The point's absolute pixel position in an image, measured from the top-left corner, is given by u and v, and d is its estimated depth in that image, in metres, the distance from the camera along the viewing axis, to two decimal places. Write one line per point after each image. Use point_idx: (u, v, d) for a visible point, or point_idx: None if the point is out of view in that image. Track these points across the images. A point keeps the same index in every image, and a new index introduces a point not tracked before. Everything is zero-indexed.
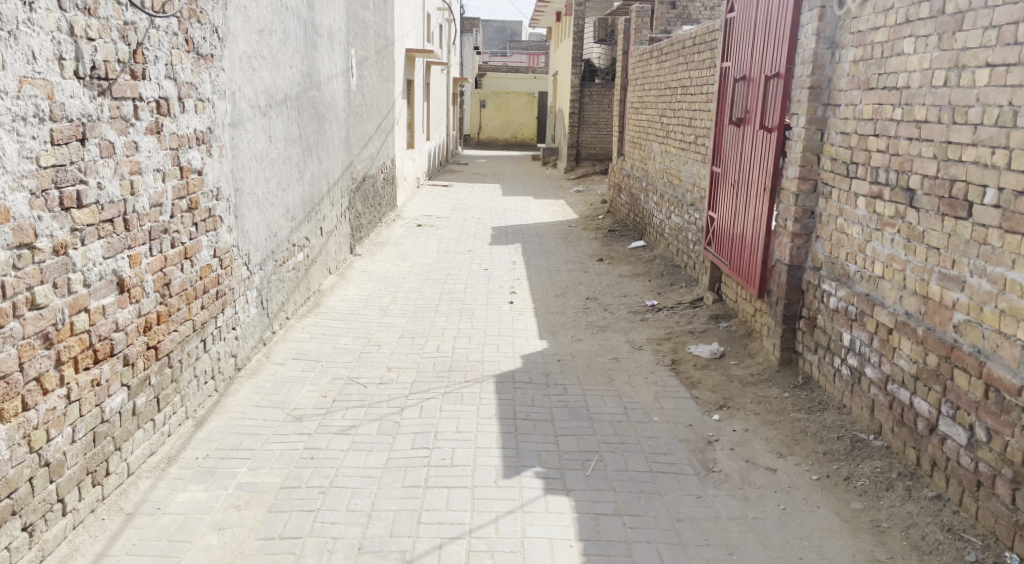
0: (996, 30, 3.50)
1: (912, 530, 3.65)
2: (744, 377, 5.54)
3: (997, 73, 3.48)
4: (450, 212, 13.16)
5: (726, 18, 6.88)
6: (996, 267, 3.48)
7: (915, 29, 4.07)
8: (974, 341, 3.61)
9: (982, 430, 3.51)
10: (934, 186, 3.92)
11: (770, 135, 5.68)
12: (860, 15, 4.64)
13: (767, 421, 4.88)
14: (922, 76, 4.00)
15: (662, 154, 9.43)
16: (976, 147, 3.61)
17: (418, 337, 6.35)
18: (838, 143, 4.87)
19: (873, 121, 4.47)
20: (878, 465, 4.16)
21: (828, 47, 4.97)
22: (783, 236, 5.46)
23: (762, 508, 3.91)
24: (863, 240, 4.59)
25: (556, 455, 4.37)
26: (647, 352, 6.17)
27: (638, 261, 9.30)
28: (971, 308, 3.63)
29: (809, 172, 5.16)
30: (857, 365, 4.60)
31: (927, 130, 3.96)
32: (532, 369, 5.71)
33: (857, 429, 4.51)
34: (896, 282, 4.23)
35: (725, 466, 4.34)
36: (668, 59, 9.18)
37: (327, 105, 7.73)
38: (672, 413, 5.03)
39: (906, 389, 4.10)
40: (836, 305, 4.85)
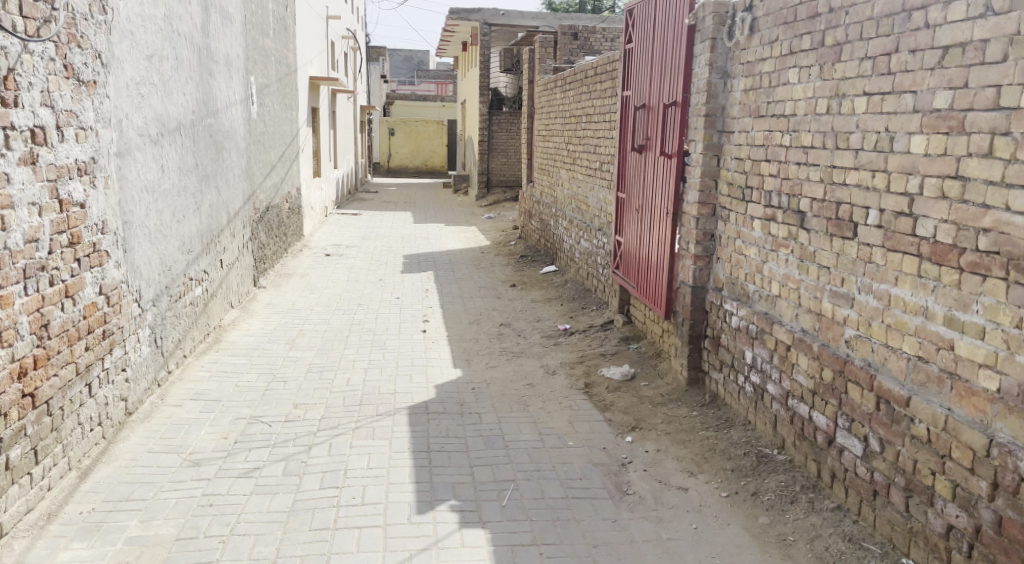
0: (870, 61, 3.70)
1: (817, 542, 3.75)
2: (654, 398, 5.63)
3: (873, 101, 3.68)
4: (360, 241, 12.97)
5: (626, 48, 7.05)
6: (881, 284, 3.65)
7: (798, 60, 4.29)
8: (864, 355, 3.78)
9: (876, 441, 3.66)
10: (822, 208, 4.11)
11: (669, 160, 5.86)
12: (749, 46, 4.85)
13: (678, 440, 4.96)
14: (807, 104, 4.21)
15: (569, 180, 9.58)
16: (858, 170, 3.80)
17: (326, 371, 6.19)
18: (734, 168, 5.06)
19: (764, 147, 4.66)
20: (783, 479, 4.28)
21: (720, 77, 5.18)
22: (686, 258, 5.59)
23: (675, 528, 3.96)
24: (760, 260, 4.77)
25: (471, 487, 4.31)
26: (560, 376, 6.20)
27: (550, 286, 9.38)
28: (861, 323, 3.80)
29: (708, 196, 5.33)
30: (759, 382, 4.75)
31: (814, 155, 4.16)
32: (446, 399, 5.64)
33: (762, 445, 4.65)
34: (792, 300, 4.40)
35: (639, 488, 4.38)
36: (572, 88, 9.35)
37: (224, 133, 7.51)
38: (586, 437, 5.05)
39: (805, 404, 4.25)
40: (738, 324, 5.01)
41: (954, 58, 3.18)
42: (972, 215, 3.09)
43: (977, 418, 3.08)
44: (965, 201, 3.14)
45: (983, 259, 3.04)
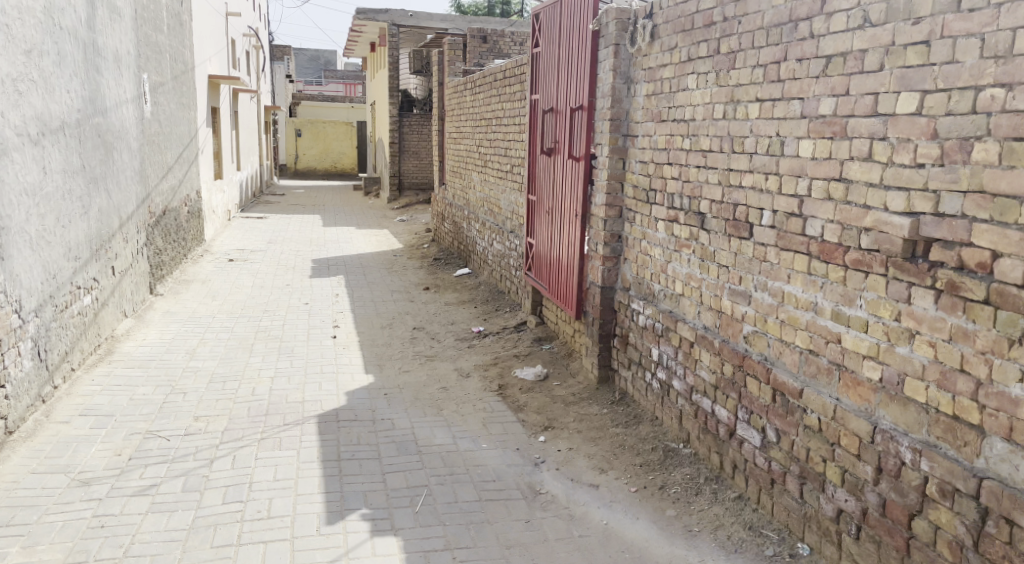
0: (762, 69, 3.86)
1: (720, 531, 3.89)
2: (566, 397, 5.72)
3: (765, 107, 3.85)
4: (266, 245, 12.65)
5: (533, 52, 7.13)
6: (775, 282, 3.83)
7: (696, 66, 4.45)
8: (761, 350, 3.95)
9: (773, 431, 3.83)
10: (720, 210, 4.27)
11: (577, 163, 5.96)
12: (650, 52, 4.99)
13: (589, 438, 5.06)
14: (705, 110, 4.36)
15: (481, 183, 9.62)
16: (752, 173, 3.97)
17: (230, 381, 6.02)
18: (638, 171, 5.20)
19: (666, 151, 4.81)
20: (688, 472, 4.43)
21: (624, 82, 5.31)
22: (595, 259, 5.70)
23: (587, 525, 4.04)
24: (664, 260, 4.91)
25: (382, 494, 4.28)
26: (474, 379, 6.22)
27: (463, 288, 9.40)
28: (758, 319, 3.96)
29: (615, 198, 5.45)
30: (665, 378, 4.90)
31: (712, 158, 4.32)
32: (357, 406, 5.57)
33: (669, 439, 4.79)
34: (694, 298, 4.56)
35: (552, 487, 4.44)
36: (482, 91, 9.40)
37: (114, 134, 7.20)
38: (500, 439, 5.08)
39: (707, 398, 4.41)
40: (645, 322, 5.15)
41: (837, 67, 3.34)
42: (855, 215, 3.26)
43: (862, 406, 3.27)
44: (848, 202, 3.31)
45: (865, 256, 3.21)
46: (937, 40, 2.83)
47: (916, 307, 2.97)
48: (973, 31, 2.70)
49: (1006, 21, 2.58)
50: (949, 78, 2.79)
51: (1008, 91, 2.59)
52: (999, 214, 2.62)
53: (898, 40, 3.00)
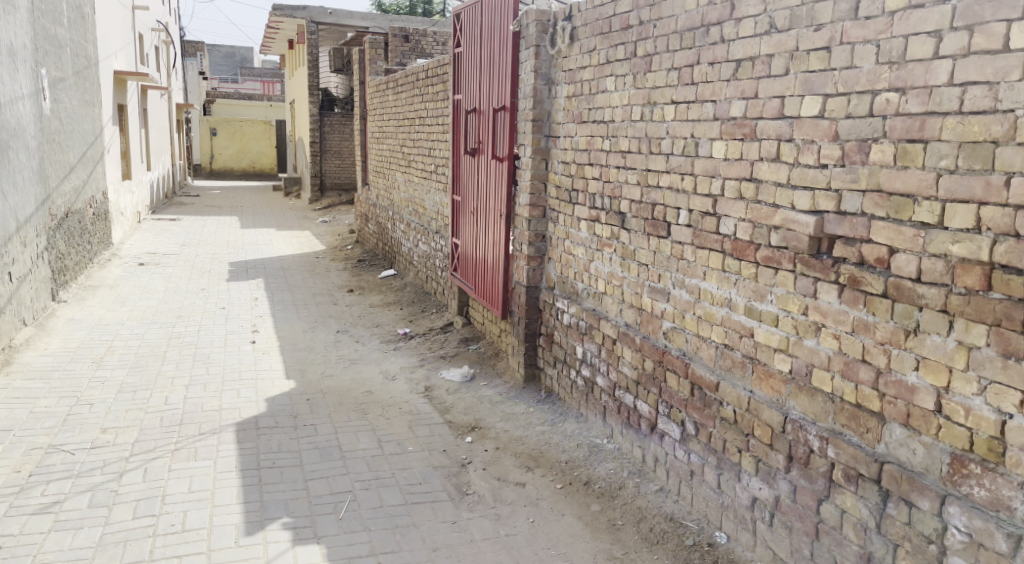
0: (677, 71, 3.97)
1: (642, 524, 3.98)
2: (493, 397, 5.75)
3: (680, 109, 3.95)
4: (179, 248, 12.26)
5: (455, 52, 7.13)
6: (692, 279, 3.93)
7: (614, 69, 4.53)
8: (679, 345, 4.06)
9: (692, 424, 3.94)
10: (639, 209, 4.36)
11: (500, 164, 5.99)
12: (570, 54, 5.06)
13: (515, 437, 5.09)
14: (623, 111, 4.45)
15: (405, 183, 9.56)
16: (669, 173, 4.07)
17: (141, 390, 5.82)
18: (560, 171, 5.27)
19: (587, 151, 4.89)
20: (612, 467, 4.51)
21: (545, 83, 5.36)
22: (520, 259, 5.75)
23: (513, 524, 4.07)
24: (587, 259, 4.99)
25: (304, 502, 4.21)
26: (399, 381, 6.18)
27: (388, 290, 9.32)
28: (676, 316, 4.07)
29: (538, 199, 5.50)
30: (590, 376, 4.98)
31: (631, 159, 4.41)
32: (277, 412, 5.47)
33: (593, 436, 4.87)
34: (616, 296, 4.65)
35: (478, 487, 4.45)
36: (404, 91, 9.35)
37: (10, 132, 6.86)
38: (425, 441, 5.07)
39: (630, 394, 4.50)
40: (569, 321, 5.22)
41: (747, 71, 3.46)
42: (765, 214, 3.38)
43: (774, 398, 3.40)
44: (759, 201, 3.43)
45: (776, 253, 3.34)
46: (837, 46, 2.96)
47: (822, 301, 3.10)
48: (870, 38, 2.82)
49: (899, 29, 2.70)
50: (848, 82, 2.91)
51: (901, 95, 2.70)
52: (894, 211, 2.76)
53: (801, 46, 3.13)
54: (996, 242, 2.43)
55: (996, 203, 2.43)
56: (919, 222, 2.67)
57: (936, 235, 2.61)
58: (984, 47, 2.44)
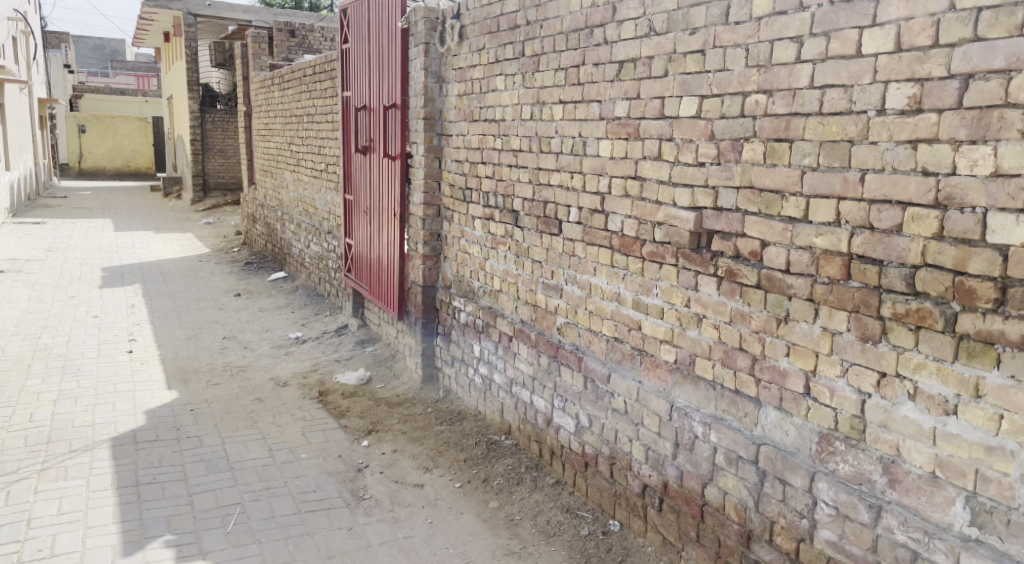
0: (564, 72, 4.05)
1: (539, 517, 4.05)
2: (390, 399, 5.70)
3: (568, 109, 4.03)
4: (45, 254, 11.52)
5: (342, 48, 7.01)
6: (583, 275, 4.03)
7: (504, 68, 4.58)
8: (572, 339, 4.14)
9: (585, 417, 4.03)
10: (532, 207, 4.42)
11: (392, 162, 5.94)
12: (459, 53, 5.08)
13: (413, 438, 5.07)
14: (513, 110, 4.50)
15: (294, 182, 9.34)
16: (560, 172, 4.14)
17: (3, 408, 5.44)
18: (454, 170, 5.28)
19: (479, 150, 4.92)
20: (510, 462, 4.57)
21: (436, 81, 5.35)
22: (415, 258, 5.71)
23: (411, 526, 4.05)
24: (482, 257, 5.02)
25: (188, 518, 4.06)
26: (291, 387, 6.03)
27: (278, 293, 9.08)
28: (569, 311, 4.15)
29: (433, 198, 5.49)
30: (487, 373, 5.02)
31: (522, 157, 4.46)
32: (158, 425, 5.24)
33: (491, 433, 4.92)
34: (511, 293, 4.70)
35: (375, 491, 4.41)
36: (291, 88, 9.12)
37: None
38: (319, 447, 4.97)
39: (526, 390, 4.57)
40: (466, 319, 5.24)
41: (629, 72, 3.57)
42: (649, 210, 3.50)
43: (662, 387, 3.53)
44: (643, 198, 3.55)
45: (659, 248, 3.46)
46: (710, 49, 3.09)
47: (703, 294, 3.24)
48: (739, 42, 2.96)
49: (765, 34, 2.85)
50: (721, 84, 3.05)
51: (768, 97, 2.85)
52: (765, 207, 2.91)
53: (679, 49, 3.26)
54: (853, 234, 2.60)
55: (853, 198, 2.59)
56: (787, 217, 2.83)
57: (803, 229, 2.77)
58: (840, 52, 2.60)
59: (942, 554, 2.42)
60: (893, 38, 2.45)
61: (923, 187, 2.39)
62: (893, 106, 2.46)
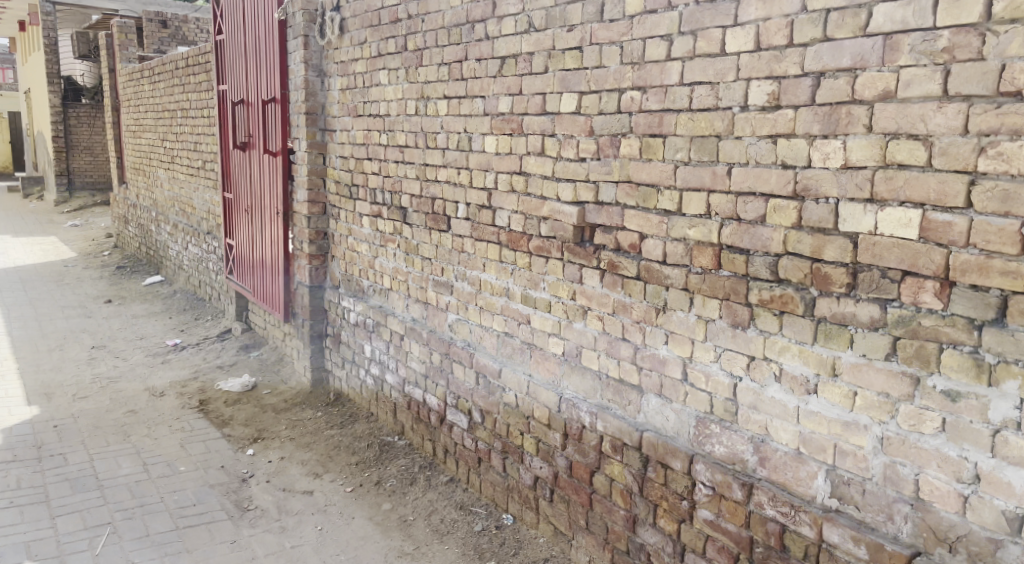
0: (447, 67, 4.03)
1: (433, 516, 4.03)
2: (277, 405, 5.54)
3: (452, 104, 4.02)
4: None
5: (217, 40, 6.74)
6: (472, 271, 4.03)
7: (386, 62, 4.52)
8: (464, 336, 4.14)
9: (478, 413, 4.04)
10: (419, 204, 4.39)
11: (274, 158, 5.76)
12: (340, 46, 4.97)
13: (302, 443, 4.94)
14: (398, 105, 4.45)
15: (169, 181, 8.92)
16: (446, 168, 4.13)
17: None
18: (339, 167, 5.17)
19: (364, 146, 4.84)
20: (403, 463, 4.53)
21: (317, 75, 5.22)
22: (300, 258, 5.56)
23: (299, 535, 3.95)
24: (371, 256, 4.95)
25: (51, 542, 3.82)
26: (169, 397, 5.76)
27: (155, 298, 8.65)
28: (459, 307, 4.15)
29: (317, 195, 5.36)
30: (378, 374, 4.95)
31: (408, 153, 4.42)
32: (18, 445, 4.89)
33: (384, 434, 4.86)
34: (402, 292, 4.65)
35: (261, 501, 4.27)
36: (163, 81, 8.70)
37: None
38: (200, 459, 4.77)
39: (419, 389, 4.54)
40: (356, 319, 5.15)
41: (511, 68, 3.59)
42: (535, 205, 3.54)
43: (551, 380, 3.58)
44: (528, 193, 3.58)
45: (545, 243, 3.50)
46: (587, 46, 3.15)
47: (587, 286, 3.31)
48: (614, 39, 3.03)
49: (638, 32, 2.93)
50: (599, 81, 3.12)
51: (642, 94, 2.94)
52: (643, 201, 3.00)
53: (558, 45, 3.30)
54: (723, 225, 2.71)
55: (722, 190, 2.70)
56: (663, 209, 2.92)
57: (677, 221, 2.87)
58: (706, 50, 2.70)
59: (807, 526, 2.56)
60: (753, 38, 2.56)
61: (783, 178, 2.51)
62: (754, 102, 2.57)
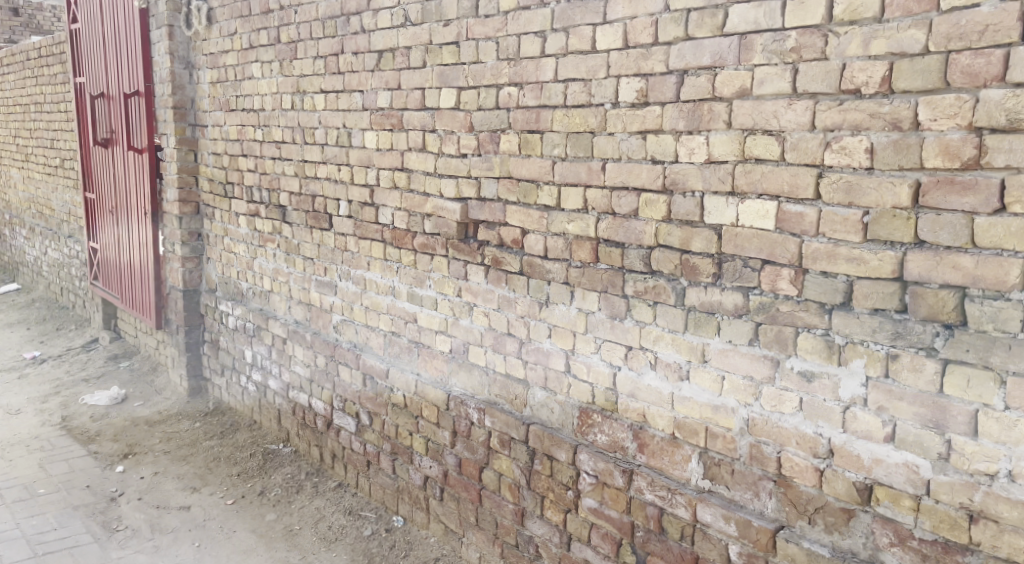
0: (322, 60, 3.92)
1: (320, 524, 3.92)
2: (151, 417, 5.25)
3: (330, 99, 3.90)
4: None
5: (71, 29, 6.30)
6: (357, 270, 3.93)
7: (259, 54, 4.34)
8: (350, 337, 4.04)
9: (365, 415, 3.96)
10: (299, 201, 4.24)
11: (139, 155, 5.44)
12: (209, 37, 4.75)
13: (178, 457, 4.70)
14: (273, 99, 4.29)
15: (23, 181, 8.29)
16: (326, 164, 4.01)
17: None
18: (211, 164, 4.94)
19: (238, 142, 4.64)
20: (288, 471, 4.38)
21: (184, 68, 4.96)
22: (172, 260, 5.28)
23: (175, 553, 3.75)
24: (250, 256, 4.75)
25: None
26: (27, 415, 5.36)
27: (11, 308, 8.03)
28: (344, 308, 4.04)
29: (189, 194, 5.10)
30: (261, 380, 4.77)
31: (285, 149, 4.27)
32: None
33: (268, 442, 4.69)
34: (283, 293, 4.49)
35: (131, 521, 4.03)
36: (14, 72, 8.07)
37: None
38: (63, 479, 4.45)
39: (304, 393, 4.40)
40: (235, 324, 4.94)
41: (388, 62, 3.52)
42: (418, 202, 3.49)
43: (438, 379, 3.54)
44: (411, 189, 3.52)
45: (430, 240, 3.46)
46: (464, 41, 3.13)
47: (473, 282, 3.29)
48: (490, 34, 3.02)
49: (513, 28, 2.93)
50: (477, 76, 3.10)
51: (519, 90, 2.94)
52: (523, 196, 3.00)
53: (434, 40, 3.26)
54: (600, 219, 2.75)
55: (598, 185, 2.73)
56: (543, 205, 2.94)
57: (557, 216, 2.89)
58: (578, 47, 2.73)
59: (682, 508, 2.63)
60: (621, 36, 2.60)
61: (653, 173, 2.57)
62: (624, 98, 2.62)
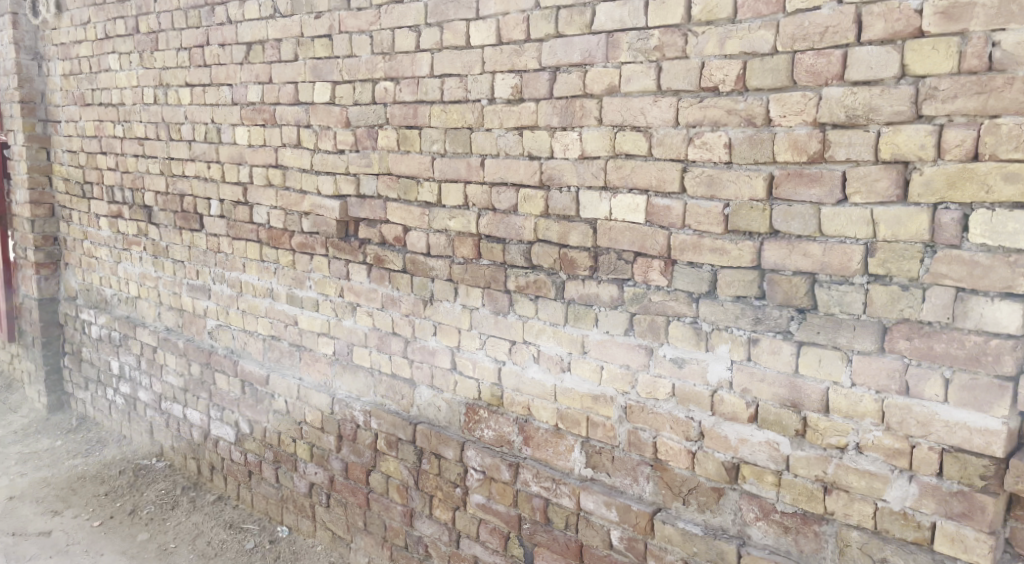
0: (186, 52, 3.72)
1: (199, 540, 3.73)
2: (5, 438, 4.84)
3: (196, 93, 3.71)
4: None
5: None
6: (232, 272, 3.75)
7: (116, 45, 4.08)
8: (226, 343, 3.86)
9: (245, 423, 3.79)
10: (166, 201, 4.01)
11: None
12: (59, 26, 4.42)
13: (37, 479, 4.35)
14: (133, 93, 4.04)
15: None
16: (194, 162, 3.81)
17: None
18: (67, 162, 4.60)
19: (97, 138, 4.35)
20: (162, 486, 4.15)
21: (32, 59, 4.60)
22: (24, 267, 4.88)
23: None
24: (113, 261, 4.46)
25: None
26: None
27: None
28: (219, 312, 3.86)
29: (42, 195, 4.73)
30: (129, 392, 4.50)
31: (149, 146, 4.03)
32: None
33: (140, 457, 4.43)
34: (152, 299, 4.24)
35: None
36: None
37: None
38: None
39: (178, 404, 4.18)
40: (98, 333, 4.63)
41: (258, 55, 3.38)
42: (294, 200, 3.37)
43: (321, 382, 3.44)
44: (286, 187, 3.40)
45: (308, 240, 3.35)
46: (336, 34, 3.05)
47: (354, 282, 3.21)
48: (363, 28, 2.96)
49: (386, 21, 2.88)
50: (351, 71, 3.02)
51: (395, 85, 2.89)
52: (403, 193, 2.95)
53: (306, 32, 3.16)
54: (480, 216, 2.74)
55: (477, 182, 2.72)
56: (423, 201, 2.90)
57: (437, 213, 2.86)
58: (452, 42, 2.70)
59: (566, 498, 2.66)
60: (494, 32, 2.60)
61: (530, 169, 2.58)
62: (500, 95, 2.62)
